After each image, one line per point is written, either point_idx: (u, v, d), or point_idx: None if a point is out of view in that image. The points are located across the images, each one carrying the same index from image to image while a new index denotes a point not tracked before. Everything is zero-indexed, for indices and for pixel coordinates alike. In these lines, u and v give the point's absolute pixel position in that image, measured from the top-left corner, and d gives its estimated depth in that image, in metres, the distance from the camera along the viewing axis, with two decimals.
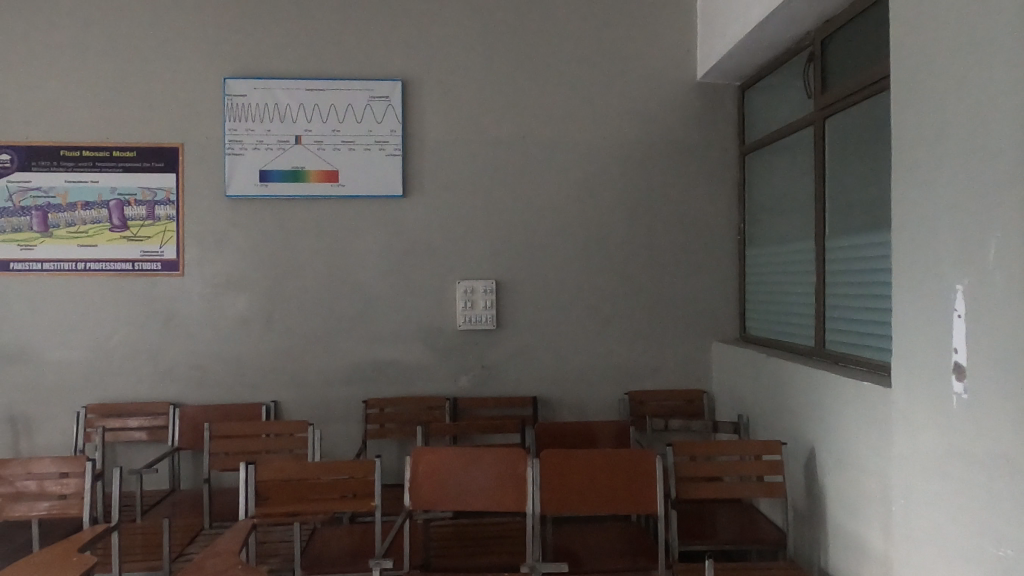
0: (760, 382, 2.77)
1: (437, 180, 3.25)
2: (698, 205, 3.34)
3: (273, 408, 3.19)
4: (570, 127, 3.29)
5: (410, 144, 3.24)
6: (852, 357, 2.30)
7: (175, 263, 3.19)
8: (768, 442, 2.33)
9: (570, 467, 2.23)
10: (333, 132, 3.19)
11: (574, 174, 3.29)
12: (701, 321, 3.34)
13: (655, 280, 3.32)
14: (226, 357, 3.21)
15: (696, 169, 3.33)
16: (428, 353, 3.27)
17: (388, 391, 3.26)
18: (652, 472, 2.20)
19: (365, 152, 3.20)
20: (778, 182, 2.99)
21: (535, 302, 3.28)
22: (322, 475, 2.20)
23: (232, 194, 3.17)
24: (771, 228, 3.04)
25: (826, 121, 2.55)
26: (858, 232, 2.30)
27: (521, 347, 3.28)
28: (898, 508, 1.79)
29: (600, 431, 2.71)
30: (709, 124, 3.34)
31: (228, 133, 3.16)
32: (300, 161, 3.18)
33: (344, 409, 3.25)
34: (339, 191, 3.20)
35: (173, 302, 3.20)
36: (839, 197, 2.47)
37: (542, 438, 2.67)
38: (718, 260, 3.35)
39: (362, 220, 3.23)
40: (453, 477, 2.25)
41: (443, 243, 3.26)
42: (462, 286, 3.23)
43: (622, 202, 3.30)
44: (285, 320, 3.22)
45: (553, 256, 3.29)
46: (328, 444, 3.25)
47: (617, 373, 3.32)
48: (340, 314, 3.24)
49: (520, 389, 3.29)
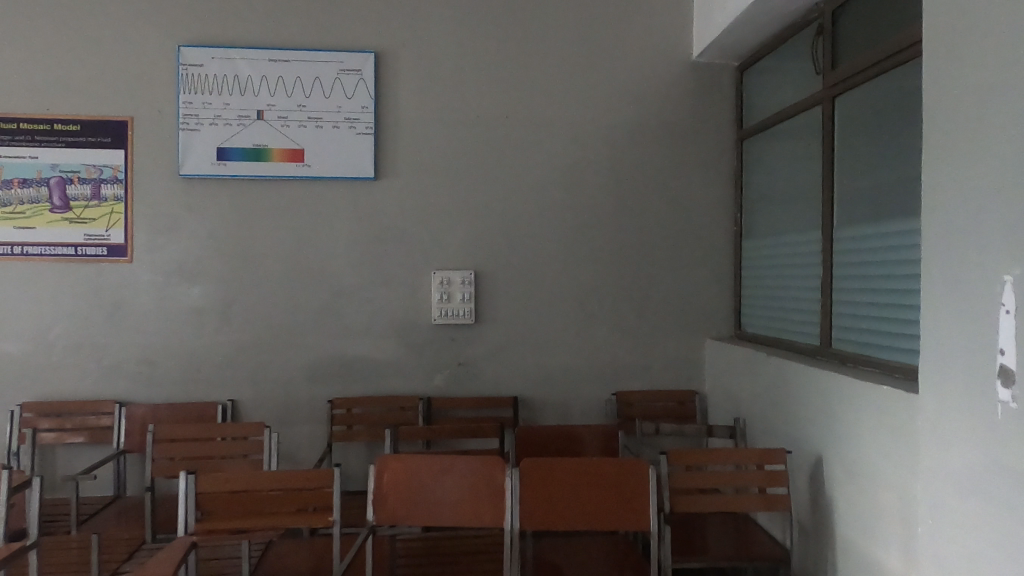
0: (759, 384, 2.56)
1: (412, 162, 3.00)
2: (693, 193, 3.12)
3: (231, 407, 2.92)
4: (557, 108, 3.06)
5: (384, 122, 2.99)
6: (863, 358, 2.11)
7: (123, 248, 2.91)
8: (769, 450, 2.11)
9: (553, 479, 1.99)
10: (298, 108, 2.93)
11: (561, 159, 3.06)
12: (695, 317, 3.13)
13: (646, 273, 3.10)
14: (178, 352, 2.94)
15: (691, 154, 3.12)
16: (401, 349, 3.02)
17: (357, 390, 3.01)
18: (644, 483, 1.97)
19: (333, 130, 2.95)
20: (780, 169, 2.79)
21: (516, 296, 3.05)
22: (275, 486, 1.93)
23: (186, 173, 2.89)
24: (772, 217, 2.84)
25: (836, 100, 2.34)
26: (873, 222, 2.11)
27: (501, 343, 3.05)
28: (924, 529, 1.58)
29: (586, 436, 2.47)
30: (705, 107, 3.13)
31: (182, 106, 2.89)
32: (262, 138, 2.92)
33: (308, 409, 2.99)
34: (305, 172, 2.94)
35: (121, 290, 2.92)
36: (851, 184, 2.26)
37: (522, 444, 2.44)
38: (713, 253, 3.14)
39: (330, 204, 2.97)
40: (422, 488, 2.01)
41: (418, 230, 3.01)
42: (438, 277, 2.99)
43: (611, 189, 3.08)
44: (244, 312, 2.96)
45: (537, 246, 3.05)
46: (290, 447, 2.99)
47: (604, 372, 3.10)
48: (305, 306, 2.98)
49: (500, 388, 3.05)
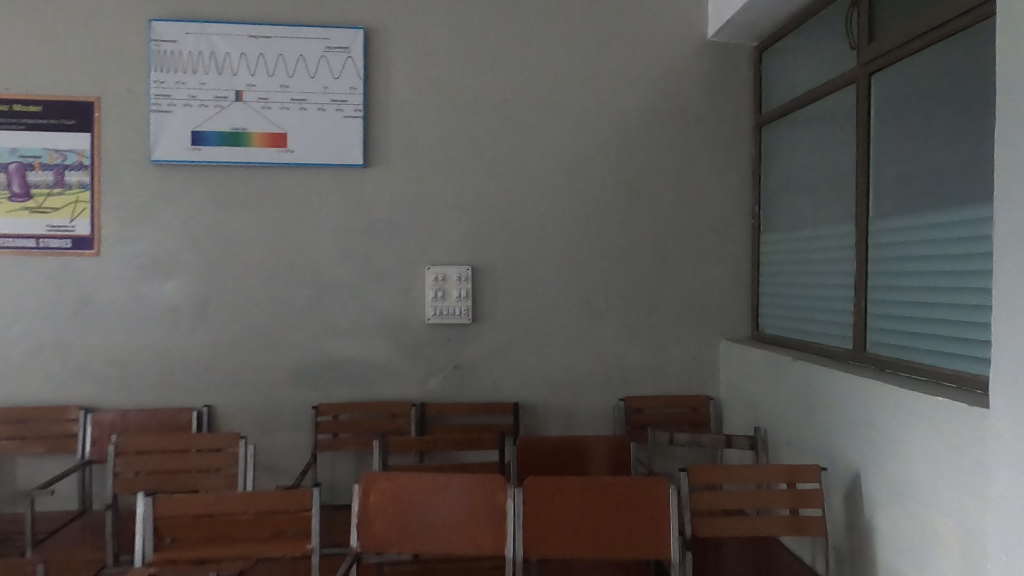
0: (783, 391, 2.34)
1: (405, 147, 2.77)
2: (707, 183, 2.90)
3: (207, 414, 2.69)
4: (563, 91, 2.83)
5: (374, 104, 2.76)
6: (905, 363, 1.91)
7: (89, 240, 2.67)
8: (799, 465, 1.89)
9: (561, 500, 1.76)
10: (281, 88, 2.69)
11: (567, 145, 2.83)
12: (709, 317, 2.91)
13: (656, 269, 2.88)
14: (151, 354, 2.71)
15: (705, 141, 2.90)
16: (392, 351, 2.79)
17: (344, 395, 2.78)
18: (663, 505, 1.75)
19: (319, 112, 2.71)
20: (805, 157, 2.57)
21: (517, 293, 2.82)
22: (244, 509, 1.69)
23: (158, 159, 2.66)
24: (795, 209, 2.62)
25: (873, 77, 2.13)
26: (919, 213, 1.90)
27: (501, 344, 2.82)
28: (994, 565, 1.38)
29: (594, 447, 2.25)
30: (721, 89, 2.90)
31: (153, 86, 2.65)
32: (241, 121, 2.68)
33: (291, 416, 2.76)
34: (288, 158, 2.70)
35: (87, 286, 2.68)
36: (892, 172, 2.05)
37: (524, 456, 2.21)
38: (729, 248, 2.91)
39: (315, 192, 2.74)
40: (414, 509, 1.78)
41: (411, 221, 2.78)
42: (432, 273, 2.77)
43: (620, 179, 2.85)
44: (222, 310, 2.73)
45: (539, 239, 2.83)
46: (271, 457, 2.76)
47: (611, 376, 2.87)
48: (289, 305, 2.75)
49: (499, 393, 2.83)
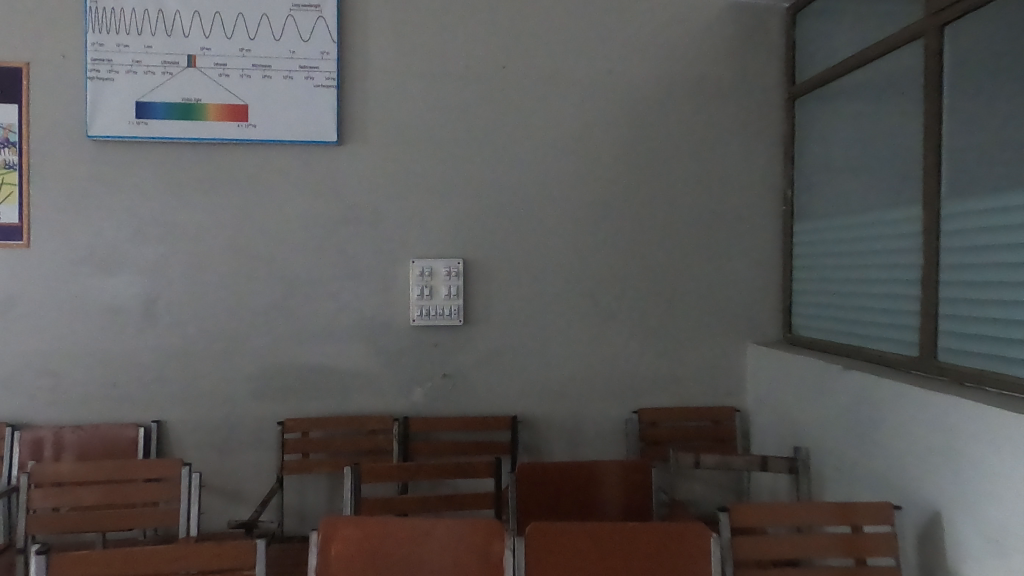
0: (830, 406, 1.99)
1: (385, 122, 2.40)
2: (732, 164, 2.53)
3: (156, 431, 2.32)
4: (567, 59, 2.46)
5: (349, 72, 2.38)
6: (992, 376, 1.57)
7: (17, 230, 2.29)
8: (858, 503, 1.52)
9: (573, 552, 1.39)
10: (240, 53, 2.32)
11: (572, 120, 2.46)
12: (734, 317, 2.54)
13: (674, 262, 2.52)
14: (91, 362, 2.33)
15: (730, 117, 2.53)
16: (371, 357, 2.42)
17: (315, 408, 2.41)
18: (702, 557, 1.39)
19: (285, 81, 2.34)
20: (848, 132, 2.21)
21: (515, 291, 2.46)
22: (173, 569, 1.34)
23: (96, 134, 2.28)
24: (836, 192, 2.26)
25: (946, 29, 1.77)
26: (1009, 194, 1.55)
27: (496, 349, 2.46)
28: None
29: (604, 475, 1.88)
30: (747, 56, 2.53)
31: (91, 49, 2.27)
32: (194, 91, 2.31)
33: (254, 433, 2.39)
34: (249, 134, 2.33)
35: (13, 283, 2.29)
36: (972, 143, 1.69)
37: (525, 487, 1.85)
38: (757, 240, 2.55)
39: (282, 174, 2.37)
40: (386, 564, 1.40)
41: (392, 208, 2.41)
42: (418, 267, 2.40)
43: (633, 159, 2.49)
44: (174, 311, 2.35)
45: (541, 228, 2.46)
46: (232, 480, 2.39)
47: (623, 385, 2.51)
48: (252, 304, 2.38)
49: (495, 405, 2.47)
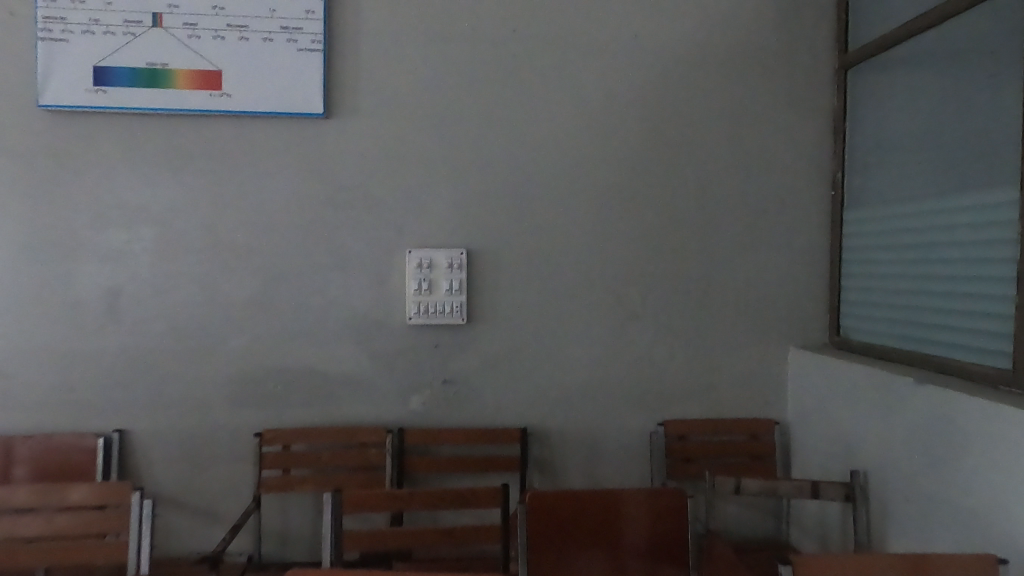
0: (897, 425, 1.69)
1: (378, 93, 2.10)
2: (773, 143, 2.23)
3: (118, 442, 2.05)
4: (587, 21, 2.16)
5: (338, 35, 2.09)
6: None
7: None
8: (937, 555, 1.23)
9: None
10: (212, 11, 2.02)
11: (591, 92, 2.16)
12: (774, 318, 2.24)
13: (706, 255, 2.21)
14: (45, 365, 2.06)
15: (771, 90, 2.22)
16: (361, 361, 2.14)
17: (299, 418, 2.13)
18: None
19: (264, 44, 2.04)
20: (915, 104, 1.90)
21: (525, 286, 2.17)
22: None
23: (49, 104, 1.99)
24: (898, 174, 1.95)
25: None
26: None
27: (504, 352, 2.17)
28: None
29: (629, 503, 1.59)
30: (792, 20, 2.22)
31: (42, 6, 1.98)
32: (159, 55, 2.01)
33: (230, 445, 2.12)
34: (223, 105, 2.04)
35: None
36: None
37: (538, 520, 1.56)
38: (800, 229, 2.25)
39: (261, 152, 2.08)
40: None
41: (386, 192, 2.12)
42: (415, 258, 2.11)
43: (662, 137, 2.19)
44: (140, 306, 2.08)
45: (555, 215, 2.16)
46: (206, 497, 2.12)
47: (647, 393, 2.22)
48: (227, 300, 2.10)
49: (502, 415, 2.18)
